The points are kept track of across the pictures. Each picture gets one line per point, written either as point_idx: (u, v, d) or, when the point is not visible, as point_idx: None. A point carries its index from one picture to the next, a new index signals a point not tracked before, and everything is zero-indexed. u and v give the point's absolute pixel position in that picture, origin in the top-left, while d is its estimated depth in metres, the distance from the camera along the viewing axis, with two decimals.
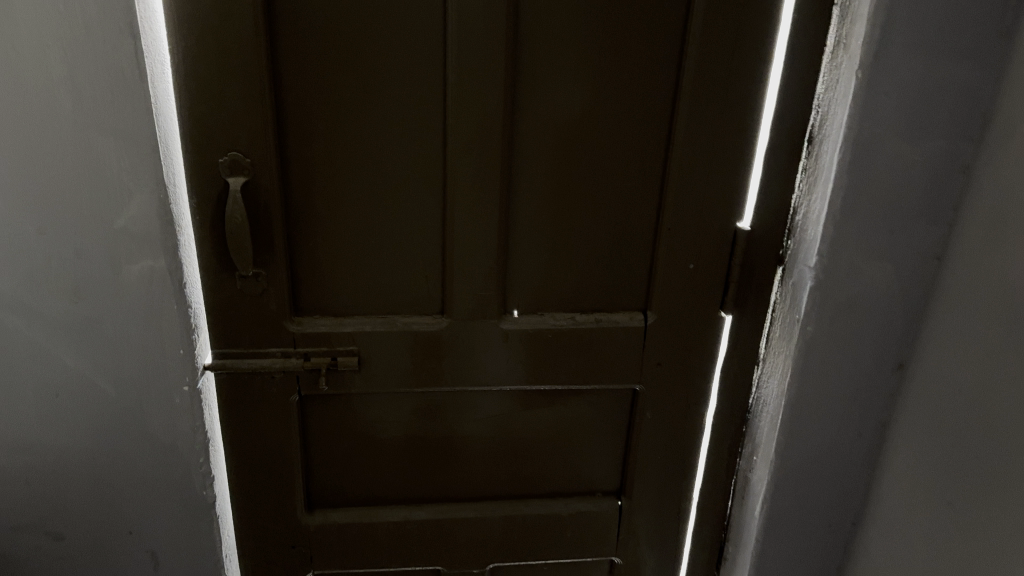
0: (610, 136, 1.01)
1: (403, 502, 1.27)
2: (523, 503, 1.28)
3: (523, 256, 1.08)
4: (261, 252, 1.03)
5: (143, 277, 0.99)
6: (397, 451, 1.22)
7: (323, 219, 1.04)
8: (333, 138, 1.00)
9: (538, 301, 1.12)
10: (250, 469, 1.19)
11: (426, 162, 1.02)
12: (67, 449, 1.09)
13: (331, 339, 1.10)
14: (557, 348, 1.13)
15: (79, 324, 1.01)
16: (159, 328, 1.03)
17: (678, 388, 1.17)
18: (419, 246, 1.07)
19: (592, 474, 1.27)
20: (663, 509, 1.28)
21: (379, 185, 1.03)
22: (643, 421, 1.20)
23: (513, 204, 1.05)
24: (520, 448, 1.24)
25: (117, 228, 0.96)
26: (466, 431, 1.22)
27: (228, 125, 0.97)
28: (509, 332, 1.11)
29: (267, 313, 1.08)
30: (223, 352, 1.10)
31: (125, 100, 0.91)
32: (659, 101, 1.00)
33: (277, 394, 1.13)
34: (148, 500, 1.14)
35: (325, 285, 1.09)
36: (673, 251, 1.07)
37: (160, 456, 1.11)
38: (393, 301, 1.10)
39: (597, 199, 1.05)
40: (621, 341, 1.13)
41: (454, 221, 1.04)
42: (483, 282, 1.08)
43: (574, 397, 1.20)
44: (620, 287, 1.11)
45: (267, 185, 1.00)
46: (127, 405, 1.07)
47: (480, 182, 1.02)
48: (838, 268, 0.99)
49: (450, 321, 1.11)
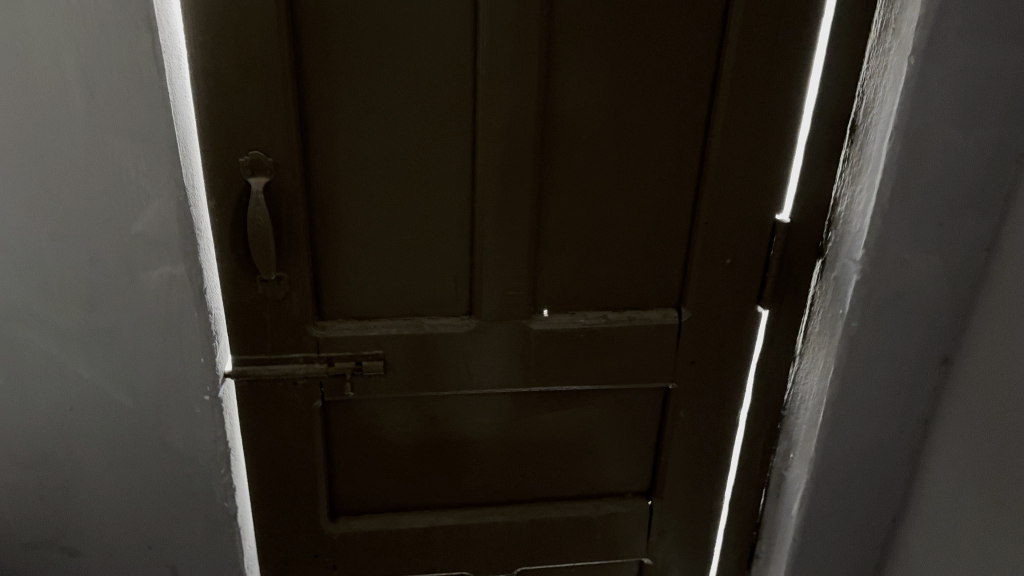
0: (646, 128, 0.98)
1: (428, 508, 1.23)
2: (551, 506, 1.25)
3: (554, 254, 1.05)
4: (283, 254, 0.99)
5: (161, 283, 0.95)
6: (423, 456, 1.18)
7: (347, 219, 1.00)
8: (358, 134, 0.96)
9: (570, 300, 1.08)
10: (272, 478, 1.15)
11: (455, 158, 0.98)
12: (83, 462, 1.05)
13: (356, 343, 1.06)
14: (590, 348, 1.10)
15: (95, 333, 0.97)
16: (178, 336, 0.98)
17: (712, 386, 1.14)
18: (447, 244, 1.03)
19: (622, 475, 1.24)
20: (694, 509, 1.25)
21: (407, 183, 0.99)
22: (675, 420, 1.16)
23: (544, 200, 1.01)
24: (549, 450, 1.20)
25: (135, 233, 0.92)
26: (493, 434, 1.18)
27: (250, 123, 0.92)
28: (540, 332, 1.08)
29: (289, 318, 1.03)
30: (243, 359, 1.06)
31: (142, 98, 0.86)
32: (697, 89, 0.96)
33: (300, 400, 1.09)
34: (167, 513, 1.10)
35: (349, 287, 1.04)
36: (709, 246, 1.03)
37: (180, 468, 1.07)
38: (419, 302, 1.07)
39: (631, 193, 1.01)
40: (655, 341, 1.10)
41: (484, 220, 1.00)
42: (514, 281, 1.04)
43: (605, 397, 1.16)
44: (654, 284, 1.08)
45: (290, 185, 0.96)
46: (146, 416, 1.03)
47: (512, 177, 0.98)
48: (884, 261, 0.96)
49: (479, 322, 1.07)
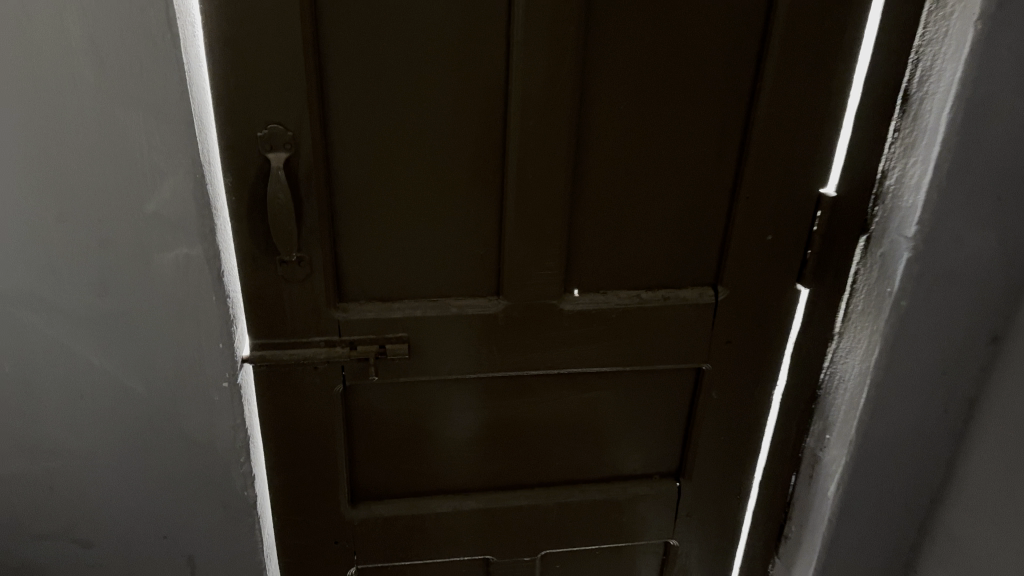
0: (687, 98, 0.93)
1: (451, 492, 1.20)
2: (577, 488, 1.21)
3: (587, 232, 1.00)
4: (305, 234, 0.94)
5: (177, 266, 0.90)
6: (446, 440, 1.15)
7: (371, 196, 0.95)
8: (383, 107, 0.90)
9: (602, 279, 1.03)
10: (292, 463, 1.11)
11: (485, 131, 0.93)
12: (95, 452, 1.01)
13: (379, 326, 1.02)
14: (622, 329, 1.05)
15: (108, 318, 0.92)
16: (196, 322, 0.93)
17: (746, 366, 1.10)
18: (476, 223, 0.98)
19: (649, 457, 1.20)
20: (723, 490, 1.22)
21: (435, 158, 0.93)
22: (708, 401, 1.13)
23: (578, 175, 0.96)
24: (576, 432, 1.17)
25: (149, 213, 0.86)
26: (519, 418, 1.14)
27: (268, 95, 0.86)
28: (571, 313, 1.03)
29: (310, 300, 0.98)
30: (261, 343, 1.01)
31: (155, 69, 0.80)
32: (742, 57, 0.91)
33: (321, 384, 1.05)
34: (184, 502, 1.06)
35: (372, 268, 1.00)
36: (750, 221, 0.99)
37: (198, 457, 1.03)
38: (445, 283, 1.02)
39: (670, 166, 0.97)
40: (690, 320, 1.06)
41: (515, 195, 0.95)
42: (546, 260, 1.00)
43: (635, 379, 1.12)
44: (689, 261, 1.03)
45: (311, 162, 0.90)
46: (162, 404, 0.99)
47: (547, 152, 0.93)
48: (938, 238, 0.92)
49: (508, 303, 1.02)
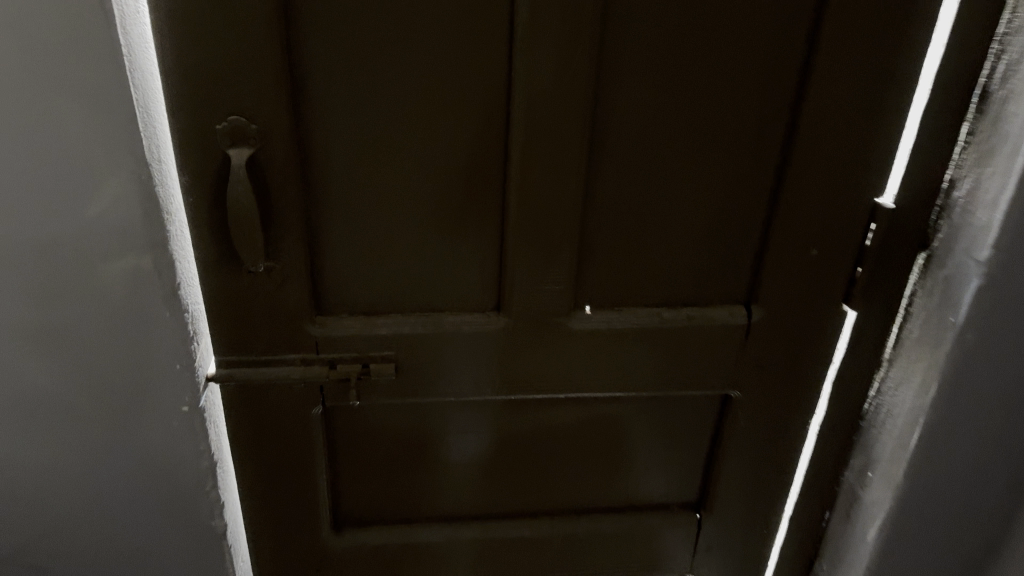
0: (723, 89, 0.79)
1: (445, 520, 1.08)
2: (586, 518, 1.09)
3: (601, 242, 0.87)
4: (275, 240, 0.82)
5: (125, 277, 0.77)
6: (441, 465, 1.03)
7: (352, 199, 0.82)
8: (365, 96, 0.77)
9: (617, 295, 0.90)
10: (267, 489, 0.99)
11: (485, 126, 0.79)
12: (40, 482, 0.88)
13: (362, 343, 0.90)
14: (640, 350, 0.93)
15: (46, 336, 0.79)
16: (150, 340, 0.81)
17: (780, 392, 0.97)
18: (475, 230, 0.85)
19: (668, 487, 1.08)
20: (749, 524, 1.09)
21: (427, 157, 0.80)
22: (736, 430, 1.00)
23: (591, 178, 0.83)
24: (586, 459, 1.04)
25: (88, 217, 0.74)
26: (522, 442, 1.02)
27: (229, 82, 0.73)
28: (580, 332, 0.91)
29: (283, 314, 0.86)
30: (229, 360, 0.89)
31: (88, 48, 0.67)
32: (791, 42, 0.77)
33: (298, 406, 0.93)
34: (145, 535, 0.94)
35: (353, 280, 0.87)
36: (791, 233, 0.86)
37: (159, 484, 0.91)
38: (438, 296, 0.89)
39: (701, 169, 0.83)
40: (718, 342, 0.93)
41: (519, 200, 0.82)
42: (553, 274, 0.87)
43: (653, 404, 1.00)
44: (719, 276, 0.90)
45: (280, 159, 0.77)
46: (114, 429, 0.86)
47: (557, 151, 0.79)
48: (1016, 261, 0.77)
49: (510, 320, 0.90)
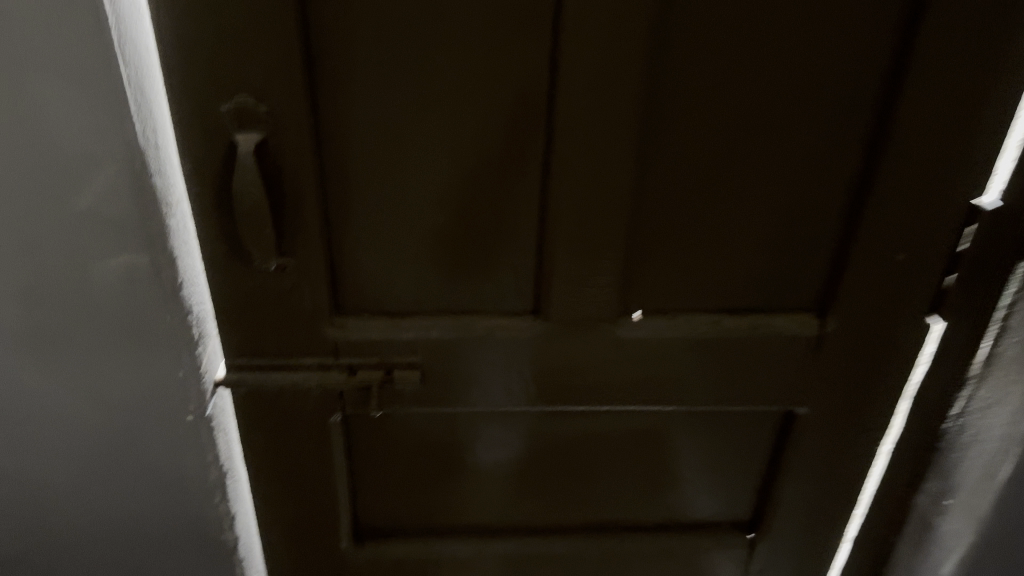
0: (804, 69, 0.68)
1: (475, 533, 1.00)
2: (627, 536, 1.00)
3: (655, 242, 0.76)
4: (288, 235, 0.73)
5: (119, 278, 0.69)
6: (471, 477, 0.95)
7: (375, 190, 0.72)
8: (391, 73, 0.67)
9: (671, 300, 0.80)
10: (283, 500, 0.91)
11: (528, 109, 0.69)
12: (37, 494, 0.81)
13: (386, 347, 0.81)
14: (695, 360, 0.83)
15: (36, 340, 0.72)
16: (149, 345, 0.73)
17: (851, 408, 0.87)
18: (513, 227, 0.75)
19: (718, 505, 0.99)
20: (807, 547, 1.00)
21: (460, 144, 0.70)
22: (799, 448, 0.90)
23: (647, 170, 0.72)
24: (630, 473, 0.95)
25: (76, 210, 0.66)
26: (558, 454, 0.93)
27: (235, 57, 0.64)
28: (628, 340, 0.81)
29: (298, 315, 0.78)
30: (239, 364, 0.81)
31: (71, 18, 0.58)
32: (890, 13, 0.66)
33: (315, 413, 0.85)
34: (150, 545, 0.87)
35: (377, 279, 0.78)
36: (875, 234, 0.75)
37: (163, 497, 0.84)
38: (471, 298, 0.80)
39: (772, 160, 0.72)
40: (782, 353, 0.83)
41: (563, 194, 0.72)
42: (600, 276, 0.77)
43: (706, 417, 0.90)
44: (788, 280, 0.80)
45: (294, 146, 0.68)
46: (113, 439, 0.79)
47: (609, 139, 0.69)
48: None
49: (550, 326, 0.80)
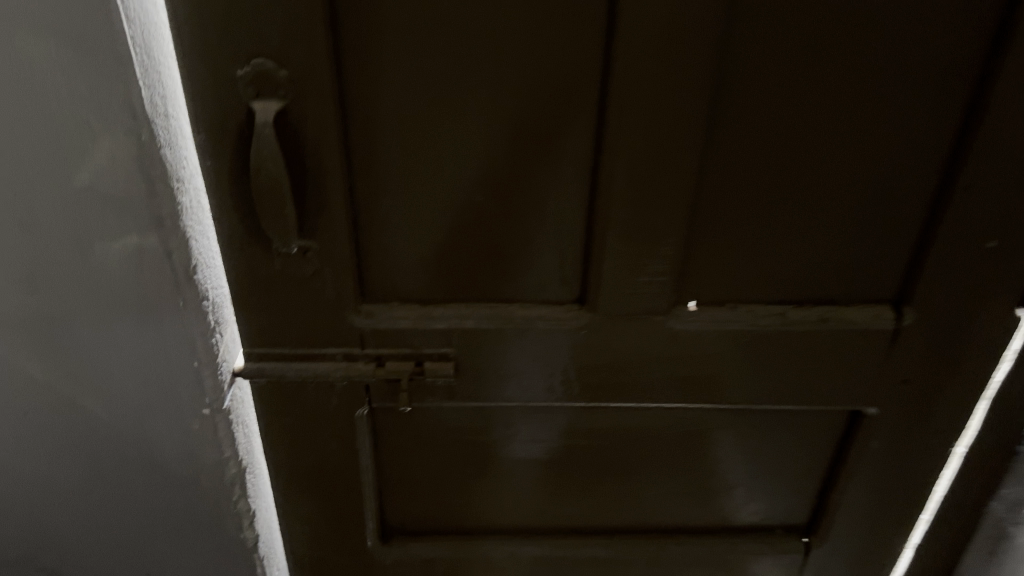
0: (895, 31, 0.60)
1: (510, 533, 0.94)
2: (671, 539, 0.94)
3: (716, 225, 0.69)
4: (312, 215, 0.66)
5: (126, 260, 0.63)
6: (507, 475, 0.88)
7: (407, 166, 0.66)
8: (427, 36, 0.60)
9: (731, 288, 0.73)
10: (307, 496, 0.86)
11: (579, 77, 0.62)
12: (48, 484, 0.76)
13: (418, 337, 0.75)
14: (755, 354, 0.76)
15: (41, 325, 0.66)
16: (160, 333, 0.67)
17: (923, 408, 0.80)
18: (557, 207, 0.68)
19: (771, 509, 0.92)
20: (867, 554, 0.93)
21: (502, 116, 0.63)
22: (865, 449, 0.83)
23: (711, 144, 0.65)
24: (678, 474, 0.89)
25: (79, 186, 0.59)
26: (601, 453, 0.87)
27: (252, 16, 0.57)
28: (683, 331, 0.74)
29: (323, 302, 0.71)
30: (259, 353, 0.75)
31: None
32: None
33: (341, 406, 0.79)
34: (166, 541, 0.82)
35: (407, 264, 0.71)
36: (964, 217, 0.68)
37: (178, 493, 0.78)
38: (510, 285, 0.73)
39: (849, 134, 0.65)
40: (851, 346, 0.75)
41: (616, 171, 0.65)
42: (654, 262, 0.69)
43: (762, 416, 0.83)
44: (861, 267, 0.72)
45: (318, 116, 0.61)
46: (125, 431, 0.73)
47: (669, 109, 0.62)
48: None
49: (596, 317, 0.73)
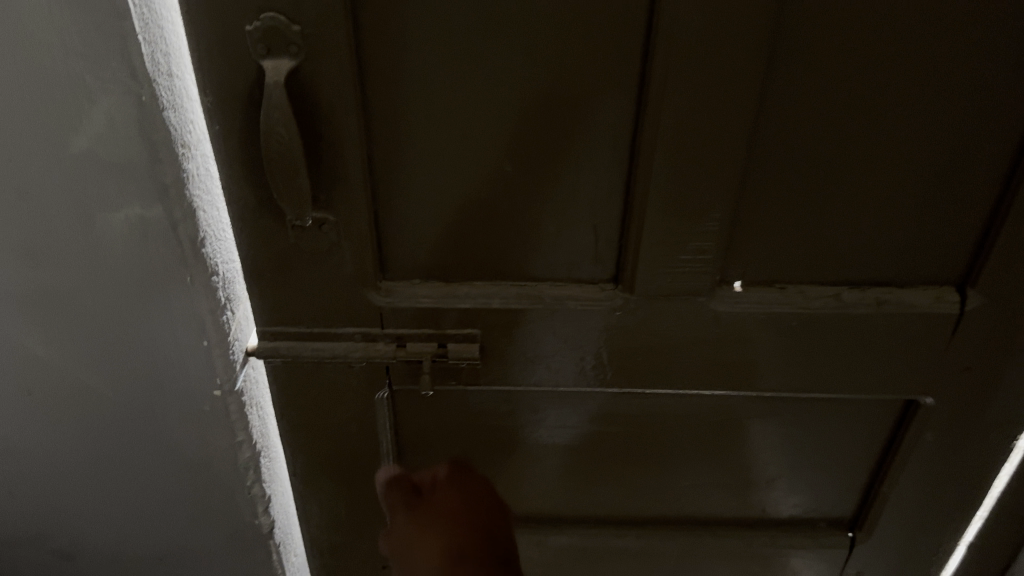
0: None
1: (537, 521, 0.90)
2: (707, 531, 0.89)
3: (767, 199, 0.63)
4: (327, 185, 0.61)
5: (130, 232, 0.59)
6: (536, 462, 0.84)
7: (430, 133, 0.60)
8: None
9: (780, 268, 0.67)
10: (326, 481, 0.82)
11: (619, 34, 0.56)
12: (58, 465, 0.73)
13: (441, 317, 0.70)
14: (804, 339, 0.70)
15: (43, 300, 0.62)
16: (168, 310, 0.63)
17: (984, 399, 0.74)
18: (592, 179, 0.63)
19: (815, 502, 0.87)
20: (915, 551, 0.87)
21: (535, 78, 0.58)
22: (918, 441, 0.78)
23: (766, 111, 0.59)
24: (716, 464, 0.83)
25: (78, 151, 0.55)
26: (635, 440, 0.82)
27: None
28: (726, 314, 0.68)
29: (340, 279, 0.67)
30: (274, 332, 0.71)
31: None
32: None
33: (360, 389, 0.75)
34: (180, 523, 0.79)
35: (430, 239, 0.66)
36: None
37: (192, 475, 0.75)
38: (541, 263, 0.68)
39: (917, 98, 0.59)
40: (909, 331, 0.70)
41: (659, 140, 0.59)
42: (698, 238, 0.64)
43: (809, 404, 0.77)
44: (924, 247, 0.66)
45: (334, 77, 0.56)
46: (134, 412, 0.70)
47: (719, 70, 0.56)
48: None
49: (633, 297, 0.68)
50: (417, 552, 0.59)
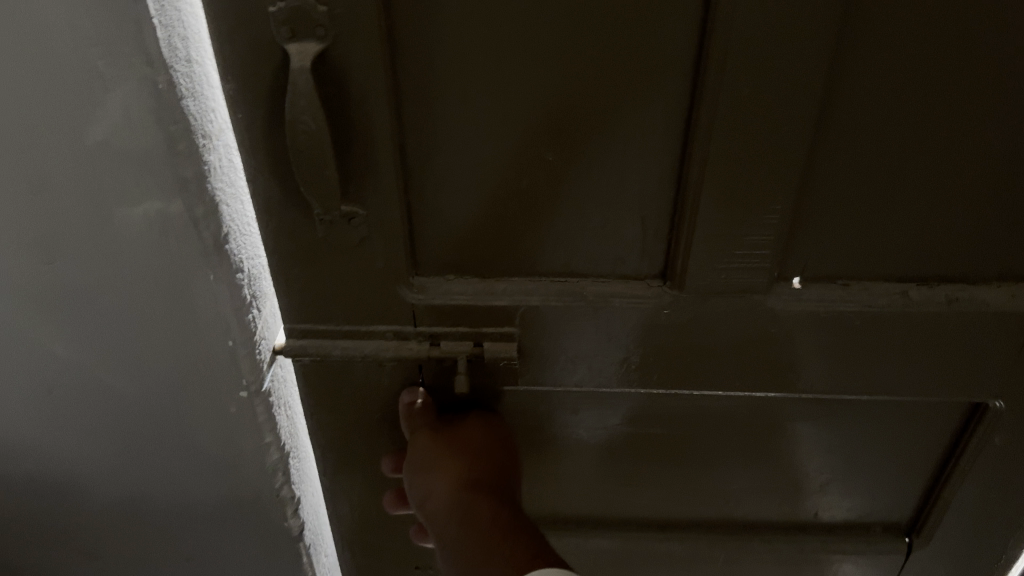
0: None
1: (576, 522, 0.86)
2: (756, 536, 0.85)
3: (831, 189, 0.58)
4: (357, 177, 0.58)
5: (149, 227, 0.55)
6: (575, 462, 0.80)
7: (467, 120, 0.56)
8: None
9: (842, 262, 0.63)
10: (357, 481, 0.79)
11: (673, 10, 0.51)
12: (82, 465, 0.71)
13: (478, 314, 0.66)
14: (866, 338, 0.66)
15: (61, 297, 0.59)
16: (190, 308, 0.60)
17: None
18: (641, 168, 0.58)
19: (871, 506, 0.82)
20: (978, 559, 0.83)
21: (579, 60, 0.53)
22: (986, 445, 0.73)
23: (835, 95, 0.54)
24: (767, 467, 0.79)
25: (92, 143, 0.52)
26: (680, 442, 0.78)
27: None
28: (783, 312, 0.64)
29: (371, 275, 0.63)
30: (302, 330, 0.67)
31: None
32: None
33: (392, 388, 0.72)
34: (207, 525, 0.76)
35: (466, 233, 0.62)
36: None
37: (219, 476, 0.72)
38: (584, 257, 0.64)
39: (1003, 80, 0.53)
40: (981, 331, 0.65)
41: (715, 126, 0.54)
42: (754, 232, 0.59)
43: (868, 406, 0.73)
44: (1001, 241, 0.61)
45: (364, 61, 0.52)
46: (158, 412, 0.67)
47: (784, 51, 0.51)
48: None
49: (682, 294, 0.64)
50: (434, 480, 0.64)
